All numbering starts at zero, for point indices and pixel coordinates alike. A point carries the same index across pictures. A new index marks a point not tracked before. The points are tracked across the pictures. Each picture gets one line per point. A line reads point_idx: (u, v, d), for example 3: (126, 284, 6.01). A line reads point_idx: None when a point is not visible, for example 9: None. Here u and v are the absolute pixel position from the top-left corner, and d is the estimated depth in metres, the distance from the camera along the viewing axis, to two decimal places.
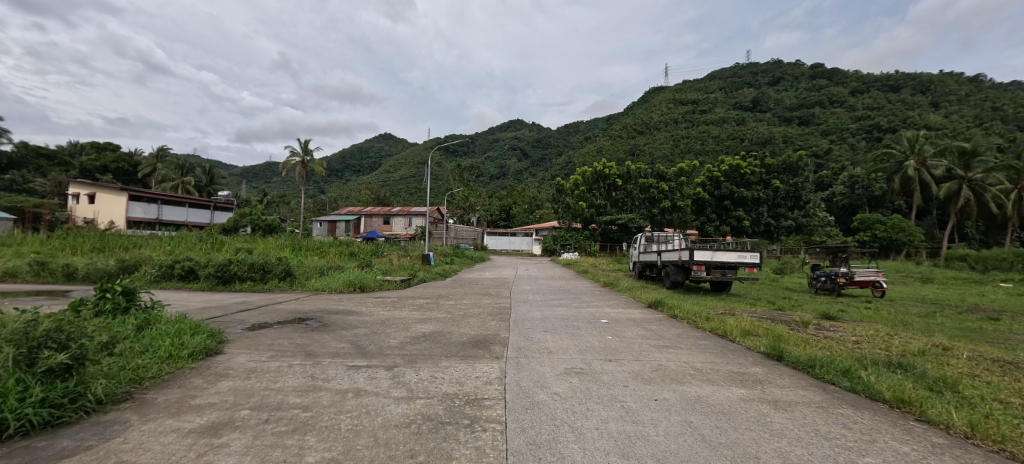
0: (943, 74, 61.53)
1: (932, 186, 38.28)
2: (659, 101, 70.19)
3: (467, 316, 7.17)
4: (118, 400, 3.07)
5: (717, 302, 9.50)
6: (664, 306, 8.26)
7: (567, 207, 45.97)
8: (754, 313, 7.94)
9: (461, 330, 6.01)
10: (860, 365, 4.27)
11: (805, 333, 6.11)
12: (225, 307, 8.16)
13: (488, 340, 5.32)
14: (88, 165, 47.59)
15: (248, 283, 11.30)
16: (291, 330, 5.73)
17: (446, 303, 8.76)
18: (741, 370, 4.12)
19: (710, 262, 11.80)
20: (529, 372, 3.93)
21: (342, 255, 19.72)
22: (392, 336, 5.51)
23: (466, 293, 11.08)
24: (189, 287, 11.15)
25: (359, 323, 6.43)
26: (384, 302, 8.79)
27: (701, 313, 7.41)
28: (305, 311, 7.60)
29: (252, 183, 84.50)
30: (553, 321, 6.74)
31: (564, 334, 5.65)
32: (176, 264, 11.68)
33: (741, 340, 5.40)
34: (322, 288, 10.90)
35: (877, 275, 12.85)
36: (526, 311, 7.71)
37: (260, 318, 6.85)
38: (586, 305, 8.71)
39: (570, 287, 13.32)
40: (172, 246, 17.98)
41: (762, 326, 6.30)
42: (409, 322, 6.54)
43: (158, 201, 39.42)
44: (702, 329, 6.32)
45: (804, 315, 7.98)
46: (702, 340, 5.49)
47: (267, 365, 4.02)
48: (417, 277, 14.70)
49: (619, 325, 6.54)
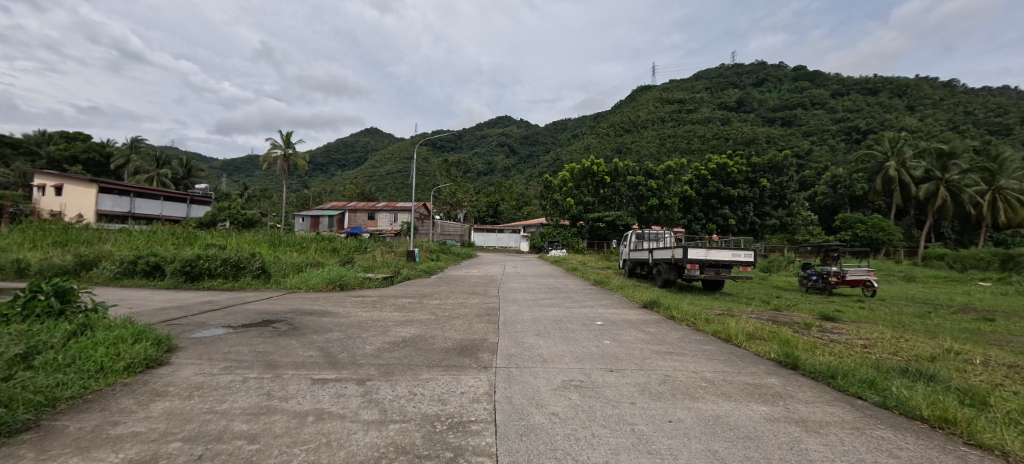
0: (919, 78, 63.10)
1: (911, 187, 38.99)
2: (646, 100, 70.29)
3: (452, 318, 6.63)
4: (17, 430, 2.49)
5: (713, 302, 9.17)
6: (659, 306, 7.85)
7: (554, 204, 45.57)
8: (753, 314, 7.61)
9: (445, 333, 5.49)
10: (883, 376, 3.92)
11: (811, 337, 5.77)
12: (187, 307, 7.47)
13: (474, 345, 4.83)
14: (55, 155, 45.23)
15: (218, 281, 10.51)
16: (255, 335, 5.14)
17: (430, 303, 8.20)
18: (756, 381, 3.72)
19: (704, 260, 11.52)
20: (521, 386, 3.45)
21: (322, 251, 18.95)
22: (369, 341, 4.97)
23: (451, 291, 10.56)
24: (153, 284, 10.34)
25: (334, 326, 5.86)
26: (363, 301, 8.20)
27: (698, 314, 7.04)
28: (275, 312, 6.97)
29: (233, 177, 82.09)
30: (546, 324, 6.26)
31: (557, 339, 5.17)
32: (140, 260, 10.87)
33: (748, 345, 5.03)
34: (298, 286, 10.23)
35: (868, 274, 12.78)
36: (516, 313, 7.21)
37: (223, 320, 6.20)
38: (579, 305, 8.27)
39: (560, 285, 12.91)
40: (142, 241, 17.00)
41: (767, 329, 5.93)
42: (389, 325, 5.98)
43: (130, 193, 37.72)
44: (704, 332, 5.89)
45: (805, 316, 7.67)
46: (706, 345, 5.09)
47: (216, 381, 3.44)
48: (401, 275, 14.10)
49: (615, 327, 6.08)
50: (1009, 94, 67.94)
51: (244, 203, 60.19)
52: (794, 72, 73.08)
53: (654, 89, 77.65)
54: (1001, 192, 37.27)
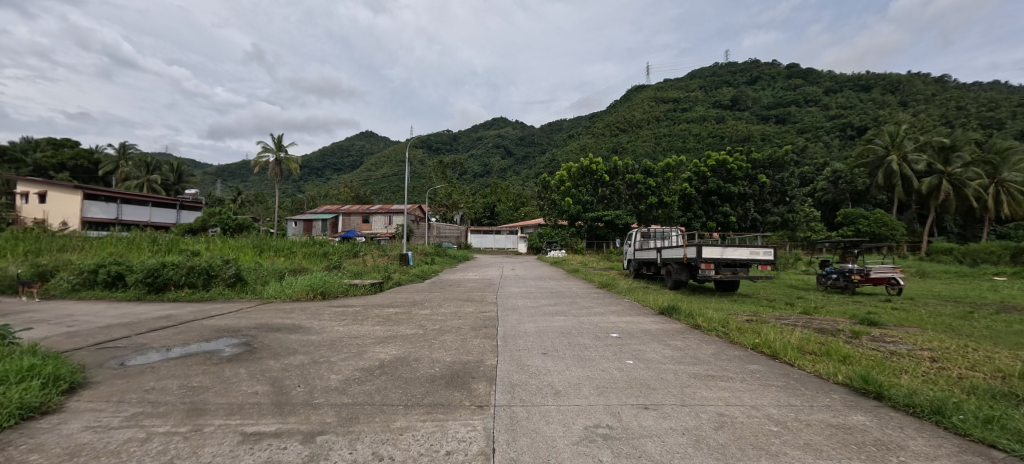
0: (910, 74, 62.85)
1: (913, 181, 38.31)
2: (641, 100, 69.60)
3: (442, 332, 5.66)
4: None
5: (734, 305, 8.30)
6: (679, 313, 6.93)
7: (552, 204, 44.65)
8: (784, 320, 6.78)
9: (432, 353, 4.54)
10: (1000, 409, 3.00)
11: (866, 349, 4.92)
12: (137, 324, 6.44)
13: (467, 371, 3.89)
14: (42, 162, 44.01)
15: (186, 291, 9.50)
16: (195, 364, 4.14)
17: (418, 314, 7.19)
18: (842, 422, 2.82)
19: (719, 259, 10.63)
20: (530, 440, 2.49)
21: (311, 256, 17.98)
22: (338, 367, 4.01)
23: (445, 298, 9.57)
24: (113, 296, 9.31)
25: (302, 346, 4.91)
26: (341, 313, 7.19)
27: (725, 322, 6.20)
28: (236, 328, 5.97)
29: (227, 182, 80.76)
30: (553, 338, 5.29)
31: (570, 360, 4.22)
32: (101, 269, 9.84)
33: (803, 364, 4.12)
34: (275, 296, 9.22)
35: (893, 271, 11.89)
36: (518, 324, 6.26)
37: (171, 341, 5.21)
38: (587, 314, 7.26)
39: (563, 289, 11.91)
40: (116, 248, 15.83)
41: (814, 341, 5.05)
42: (366, 344, 4.99)
43: (118, 199, 36.43)
44: (741, 346, 4.96)
45: (841, 321, 6.86)
46: (751, 365, 4.14)
47: (106, 441, 2.48)
48: (392, 280, 13.11)
49: (635, 341, 5.15)
50: (1000, 89, 67.78)
51: (237, 208, 58.91)
52: (787, 70, 72.73)
53: (648, 89, 77.01)
54: (1004, 185, 36.92)
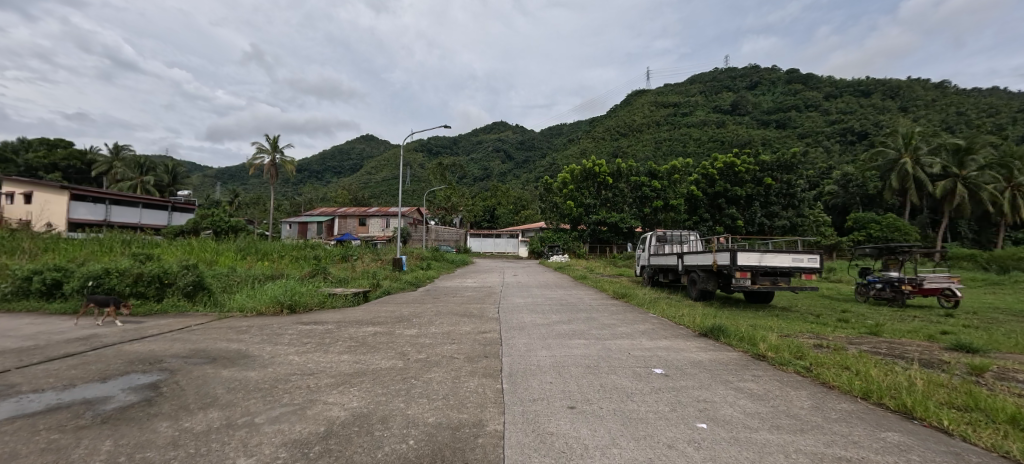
0: (909, 81, 61.75)
1: (927, 185, 36.81)
2: (641, 105, 68.27)
3: (429, 366, 4.22)
4: None
5: (783, 323, 6.94)
6: (729, 335, 5.53)
7: (554, 206, 42.99)
8: (863, 346, 5.39)
9: (408, 408, 3.10)
10: None
11: (1013, 398, 3.52)
12: (37, 349, 5.00)
13: (456, 451, 2.43)
14: (33, 162, 42.66)
15: (133, 303, 8.07)
16: (45, 431, 2.72)
17: (401, 336, 5.73)
18: None
19: (757, 266, 9.22)
20: None
21: (295, 260, 16.53)
22: (259, 439, 2.58)
23: (436, 313, 8.06)
24: (45, 309, 7.87)
25: (227, 391, 3.47)
26: (304, 335, 5.74)
27: (798, 350, 4.78)
28: (160, 359, 4.54)
29: (223, 185, 79.34)
30: (579, 378, 3.86)
31: (613, 424, 2.81)
32: (36, 276, 8.43)
33: (978, 436, 2.68)
34: (235, 309, 7.82)
35: (949, 281, 10.50)
36: (529, 352, 4.86)
37: (53, 381, 3.79)
38: (612, 336, 5.83)
39: (574, 300, 10.46)
40: (75, 251, 14.27)
41: (941, 385, 3.66)
42: (317, 388, 3.55)
43: (106, 199, 34.96)
44: (846, 392, 3.55)
45: (935, 348, 5.43)
46: (885, 433, 2.76)
47: None
48: (380, 288, 11.72)
49: (691, 384, 3.71)
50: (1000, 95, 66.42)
51: (232, 210, 57.47)
52: (787, 75, 71.61)
53: (648, 93, 75.55)
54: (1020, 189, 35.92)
